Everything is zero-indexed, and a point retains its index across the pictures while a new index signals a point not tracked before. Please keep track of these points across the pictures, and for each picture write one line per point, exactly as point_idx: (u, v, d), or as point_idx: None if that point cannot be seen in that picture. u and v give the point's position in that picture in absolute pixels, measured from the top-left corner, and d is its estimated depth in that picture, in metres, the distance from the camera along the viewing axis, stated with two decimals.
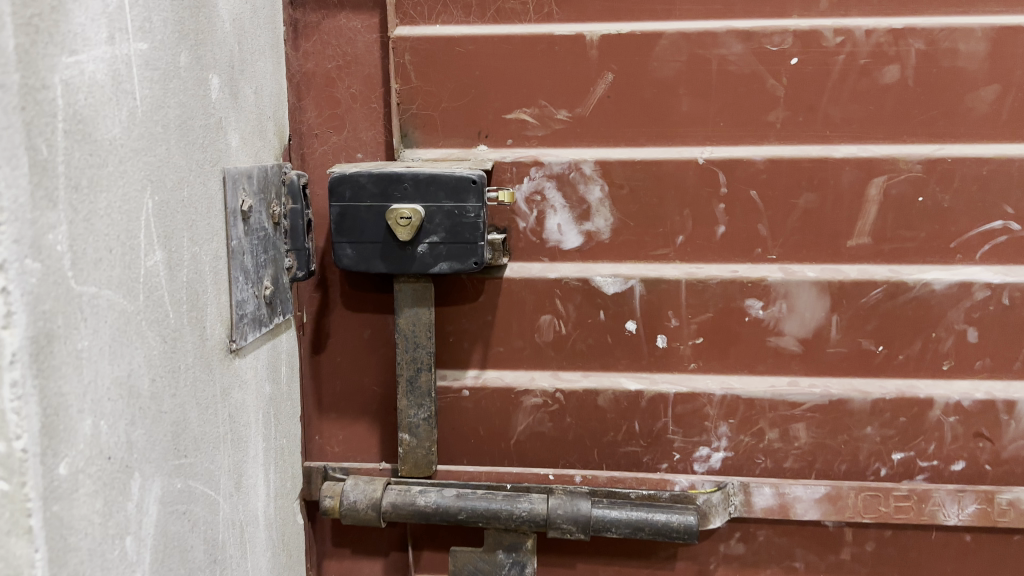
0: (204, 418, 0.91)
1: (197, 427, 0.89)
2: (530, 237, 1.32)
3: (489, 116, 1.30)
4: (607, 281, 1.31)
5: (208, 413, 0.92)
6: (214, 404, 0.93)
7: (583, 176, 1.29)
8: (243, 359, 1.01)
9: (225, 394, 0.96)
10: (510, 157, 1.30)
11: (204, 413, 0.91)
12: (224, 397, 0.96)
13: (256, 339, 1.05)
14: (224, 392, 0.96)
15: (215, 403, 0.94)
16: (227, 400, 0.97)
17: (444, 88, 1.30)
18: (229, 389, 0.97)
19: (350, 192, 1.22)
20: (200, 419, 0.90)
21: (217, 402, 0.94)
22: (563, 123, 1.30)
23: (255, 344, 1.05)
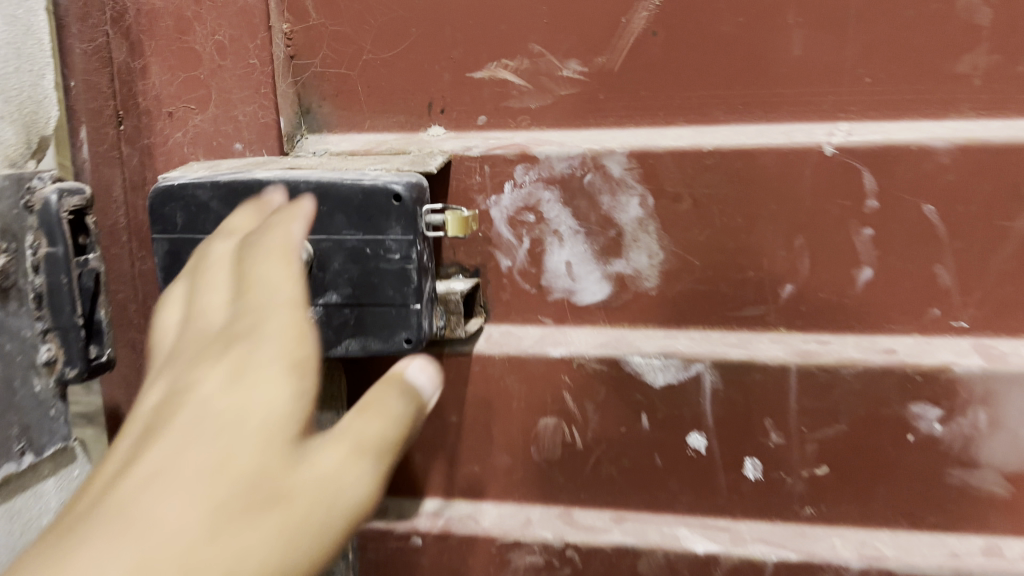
0: (188, 455, 0.36)
1: (219, 484, 0.35)
2: (522, 283, 0.77)
3: (445, 76, 0.76)
4: (652, 364, 0.73)
5: (179, 458, 0.36)
6: (182, 449, 0.36)
7: (607, 180, 0.72)
8: (190, 347, 0.43)
9: (100, 472, 0.37)
10: (480, 148, 0.74)
11: (100, 566, 0.32)
12: (93, 471, 0.38)
13: (203, 282, 0.48)
14: (175, 447, 0.36)
15: (120, 483, 0.35)
16: (155, 400, 0.40)
17: (366, 27, 0.76)
18: (144, 419, 0.39)
19: (184, 216, 0.69)
20: (173, 566, 0.32)
21: (177, 443, 0.36)
22: (572, 86, 0.73)
23: (209, 250, 0.52)
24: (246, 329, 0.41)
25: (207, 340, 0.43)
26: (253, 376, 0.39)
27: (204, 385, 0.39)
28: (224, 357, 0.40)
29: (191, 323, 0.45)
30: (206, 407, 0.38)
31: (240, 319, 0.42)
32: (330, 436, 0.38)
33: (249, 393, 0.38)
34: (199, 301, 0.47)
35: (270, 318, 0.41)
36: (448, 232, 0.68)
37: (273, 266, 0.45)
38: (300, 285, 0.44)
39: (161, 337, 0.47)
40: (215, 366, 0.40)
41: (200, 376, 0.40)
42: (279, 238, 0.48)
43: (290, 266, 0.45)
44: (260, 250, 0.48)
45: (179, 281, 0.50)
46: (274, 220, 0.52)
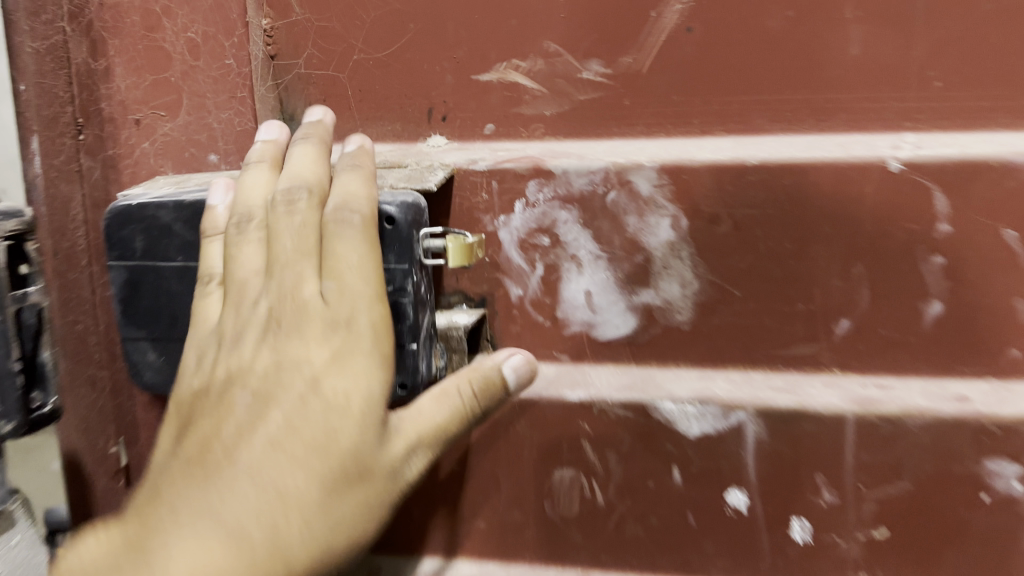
0: (318, 421, 0.48)
1: (321, 459, 0.47)
2: (534, 316, 0.67)
3: (447, 78, 0.66)
4: (686, 412, 0.64)
5: (313, 424, 0.48)
6: (300, 419, 0.48)
7: (634, 199, 0.62)
8: (292, 316, 0.52)
9: (228, 416, 0.50)
10: (487, 161, 0.64)
11: (272, 479, 0.47)
12: (220, 407, 0.51)
13: (291, 261, 0.53)
14: (288, 425, 0.48)
15: (251, 437, 0.48)
16: (263, 369, 0.51)
17: (357, 23, 0.67)
18: (256, 380, 0.51)
19: (144, 241, 0.60)
20: (302, 506, 0.47)
21: (289, 411, 0.49)
22: (592, 90, 0.63)
23: (286, 220, 0.54)
24: (344, 333, 0.50)
25: (302, 326, 0.51)
26: (349, 373, 0.49)
27: (313, 369, 0.50)
28: (329, 348, 0.50)
29: (276, 308, 0.52)
30: (312, 389, 0.49)
31: (339, 319, 0.50)
32: (414, 430, 0.51)
33: (352, 387, 0.49)
34: (290, 279, 0.52)
35: (359, 339, 0.50)
36: (452, 260, 0.56)
37: (358, 283, 0.51)
38: (383, 311, 0.51)
39: (246, 295, 0.54)
40: (319, 356, 0.50)
41: (306, 360, 0.50)
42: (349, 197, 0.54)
43: (367, 290, 0.51)
44: (351, 239, 0.52)
45: (253, 239, 0.55)
46: (354, 203, 0.53)
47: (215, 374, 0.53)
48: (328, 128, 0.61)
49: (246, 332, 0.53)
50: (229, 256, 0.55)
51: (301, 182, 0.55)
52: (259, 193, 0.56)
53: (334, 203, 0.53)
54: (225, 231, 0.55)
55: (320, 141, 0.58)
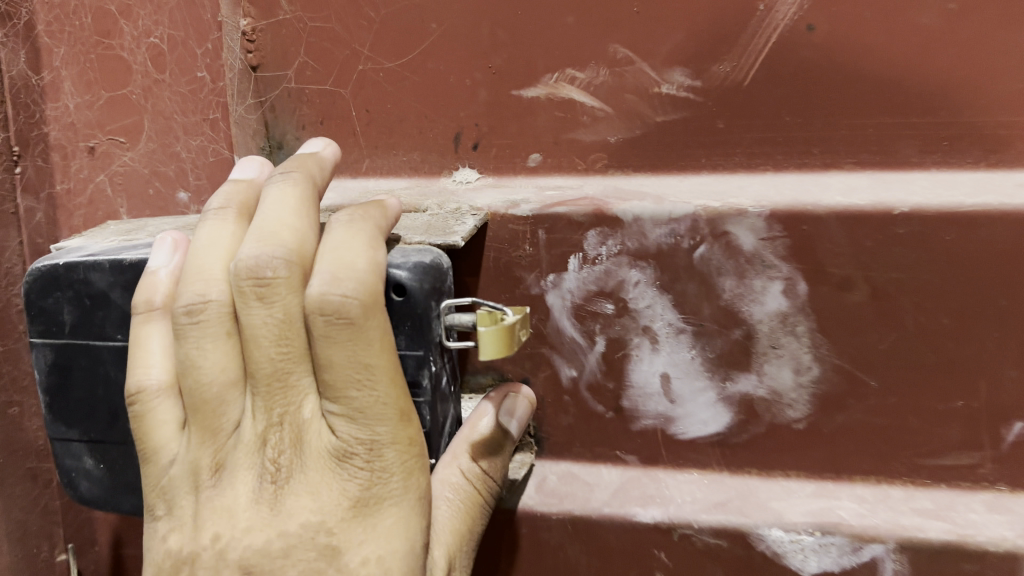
0: None
1: None
2: (592, 403, 0.51)
3: (480, 93, 0.50)
4: (802, 544, 0.48)
5: None
6: None
7: (732, 256, 0.46)
8: (286, 453, 0.38)
9: None
10: (533, 203, 0.49)
11: None
12: None
13: (276, 372, 0.37)
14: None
15: None
16: (258, 532, 0.37)
17: (363, 23, 0.52)
18: (241, 549, 0.37)
19: (73, 313, 0.45)
20: None
21: None
22: (672, 109, 0.47)
23: (261, 311, 0.37)
24: (365, 476, 0.37)
25: (308, 467, 0.37)
26: (381, 534, 0.37)
27: (330, 531, 0.37)
28: (346, 497, 0.37)
29: (267, 439, 0.38)
30: (334, 561, 0.37)
31: (353, 455, 0.37)
32: (440, 547, 0.41)
33: (386, 550, 0.37)
34: (284, 399, 0.38)
35: (388, 485, 0.38)
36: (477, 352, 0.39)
37: (376, 404, 0.37)
38: (414, 435, 0.38)
39: (222, 416, 0.39)
40: (335, 511, 0.37)
41: (318, 518, 0.37)
42: (343, 269, 0.36)
43: (390, 413, 0.37)
44: (354, 341, 0.36)
45: (218, 336, 0.38)
46: (348, 281, 0.36)
47: (196, 537, 0.39)
48: (324, 163, 0.44)
49: (230, 473, 0.38)
50: (185, 361, 0.39)
51: (270, 246, 0.37)
52: (209, 259, 0.39)
53: (318, 280, 0.36)
54: (174, 320, 0.39)
55: (306, 180, 0.41)
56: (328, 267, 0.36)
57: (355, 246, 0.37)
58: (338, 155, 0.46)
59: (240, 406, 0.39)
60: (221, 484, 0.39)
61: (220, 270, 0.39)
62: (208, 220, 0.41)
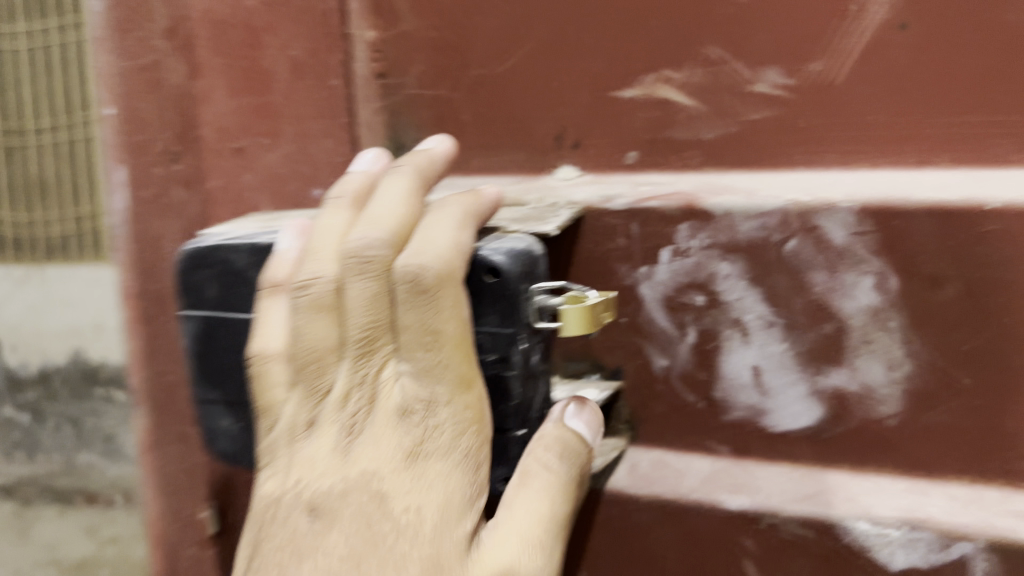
0: (390, 555, 0.38)
1: None
2: (685, 393, 0.53)
3: (580, 95, 0.54)
4: (889, 539, 0.47)
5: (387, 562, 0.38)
6: (367, 552, 0.38)
7: (822, 250, 0.47)
8: (365, 410, 0.42)
9: (286, 543, 0.40)
10: (627, 198, 0.51)
11: None
12: (279, 528, 0.41)
13: (364, 336, 0.42)
14: (353, 557, 0.38)
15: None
16: (329, 475, 0.41)
17: (475, 32, 0.56)
18: (310, 491, 0.41)
19: (218, 288, 0.51)
20: None
21: (354, 540, 0.39)
22: (766, 107, 0.49)
23: (357, 283, 0.42)
24: (419, 431, 0.40)
25: (377, 421, 0.41)
26: (425, 487, 0.39)
27: (382, 478, 0.40)
28: (403, 449, 0.40)
29: (351, 396, 0.42)
30: (381, 506, 0.39)
31: (413, 412, 0.40)
32: (514, 538, 0.39)
33: (427, 503, 0.39)
34: (367, 361, 0.42)
35: (439, 442, 0.40)
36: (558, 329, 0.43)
37: (438, 366, 0.40)
38: (475, 403, 0.40)
39: (320, 378, 0.44)
40: (390, 461, 0.40)
41: (375, 467, 0.40)
42: (427, 247, 0.41)
43: (450, 375, 0.40)
44: (424, 308, 0.40)
45: (322, 307, 0.43)
46: (427, 256, 0.40)
47: (282, 481, 0.43)
48: (436, 157, 0.47)
49: (318, 427, 0.43)
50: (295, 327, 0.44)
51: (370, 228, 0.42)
52: (322, 239, 0.44)
53: (405, 255, 0.41)
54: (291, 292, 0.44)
55: (414, 173, 0.45)
56: (417, 246, 0.41)
57: (440, 228, 0.41)
58: (456, 150, 0.50)
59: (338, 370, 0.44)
60: (311, 437, 0.43)
61: (333, 251, 0.44)
62: (329, 205, 0.46)
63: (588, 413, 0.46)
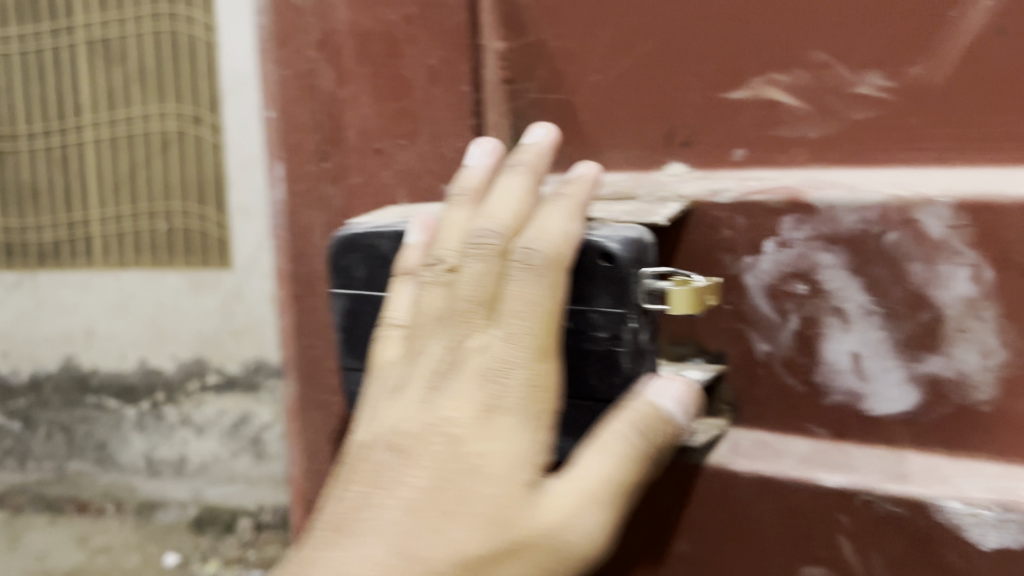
0: (478, 489, 0.41)
1: (467, 530, 0.40)
2: (786, 376, 0.56)
3: (691, 98, 0.58)
4: (981, 518, 0.49)
5: (470, 492, 0.41)
6: (442, 486, 0.41)
7: (921, 242, 0.50)
8: (449, 367, 0.46)
9: (366, 477, 0.44)
10: (732, 192, 0.55)
11: (417, 549, 0.40)
12: (360, 466, 0.45)
13: (462, 306, 0.46)
14: (430, 489, 0.41)
15: (384, 504, 0.42)
16: (412, 422, 0.45)
17: (595, 40, 0.61)
18: (395, 436, 0.45)
19: (364, 270, 0.58)
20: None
21: (430, 475, 0.42)
22: (869, 107, 0.53)
23: (471, 261, 0.47)
24: (496, 388, 0.44)
25: (458, 378, 0.45)
26: (499, 436, 0.43)
27: (459, 425, 0.43)
28: (479, 402, 0.44)
29: (440, 357, 0.46)
30: (457, 448, 0.43)
31: (495, 371, 0.44)
32: (576, 491, 0.43)
33: (502, 449, 0.43)
34: (461, 327, 0.46)
35: (514, 399, 0.44)
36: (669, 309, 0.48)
37: (524, 334, 0.45)
38: (546, 372, 0.45)
39: (417, 344, 0.48)
40: (469, 412, 0.44)
41: (453, 416, 0.44)
42: (540, 234, 0.46)
43: (531, 344, 0.45)
44: (532, 281, 0.45)
45: (435, 283, 0.49)
46: (544, 240, 0.46)
47: (369, 429, 0.47)
48: (543, 149, 0.52)
49: (406, 383, 0.47)
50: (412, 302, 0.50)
51: (489, 219, 0.48)
52: (448, 227, 0.50)
53: (523, 238, 0.47)
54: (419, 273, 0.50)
55: (528, 169, 0.50)
56: (532, 232, 0.47)
57: (553, 220, 0.47)
58: (557, 137, 0.54)
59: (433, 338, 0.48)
60: (401, 392, 0.47)
61: (456, 237, 0.50)
62: (453, 201, 0.52)
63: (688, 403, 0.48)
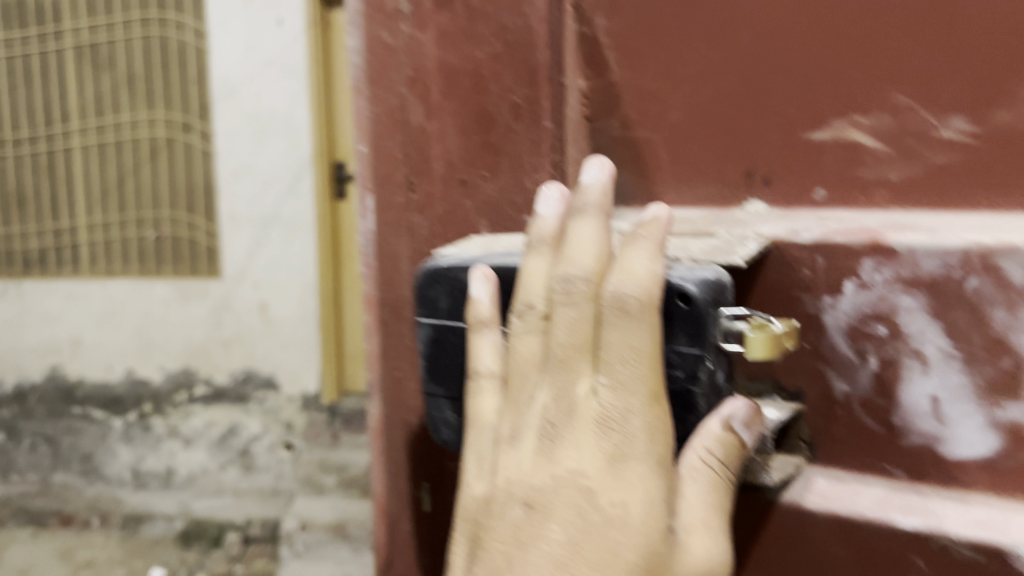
0: (609, 542, 0.45)
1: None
2: (864, 417, 0.57)
3: (771, 138, 0.59)
4: None
5: (605, 545, 0.45)
6: (581, 537, 0.46)
7: (1003, 289, 0.49)
8: (564, 416, 0.49)
9: (511, 531, 0.49)
10: (812, 232, 0.56)
11: None
12: (501, 519, 0.50)
13: (565, 355, 0.50)
14: (570, 542, 0.46)
15: (532, 557, 0.47)
16: (538, 472, 0.49)
17: (676, 80, 0.63)
18: (525, 489, 0.49)
19: (448, 302, 0.61)
20: None
21: (569, 529, 0.46)
22: (951, 151, 0.53)
23: (565, 310, 0.50)
24: (617, 437, 0.47)
25: (576, 427, 0.49)
26: (627, 485, 0.47)
27: (587, 476, 0.47)
28: (603, 453, 0.47)
29: (551, 406, 0.50)
30: (591, 500, 0.47)
31: (611, 420, 0.48)
32: (687, 523, 0.48)
33: (630, 500, 0.46)
34: (568, 376, 0.50)
35: (636, 445, 0.47)
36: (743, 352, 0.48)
37: (635, 380, 0.47)
38: (661, 413, 0.47)
39: (526, 391, 0.52)
40: (595, 462, 0.48)
41: (579, 466, 0.48)
42: (626, 281, 0.47)
43: (643, 390, 0.47)
44: (631, 328, 0.47)
45: (535, 329, 0.52)
46: (633, 286, 0.47)
47: (495, 481, 0.52)
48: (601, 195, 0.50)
49: (522, 435, 0.51)
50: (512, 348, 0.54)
51: (573, 266, 0.50)
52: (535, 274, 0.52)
53: (612, 282, 0.48)
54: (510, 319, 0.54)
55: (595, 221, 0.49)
56: (619, 276, 0.48)
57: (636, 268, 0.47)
58: (610, 163, 0.51)
59: (536, 380, 0.52)
60: (521, 442, 0.51)
61: (542, 282, 0.52)
62: (531, 251, 0.52)
63: (755, 416, 0.49)
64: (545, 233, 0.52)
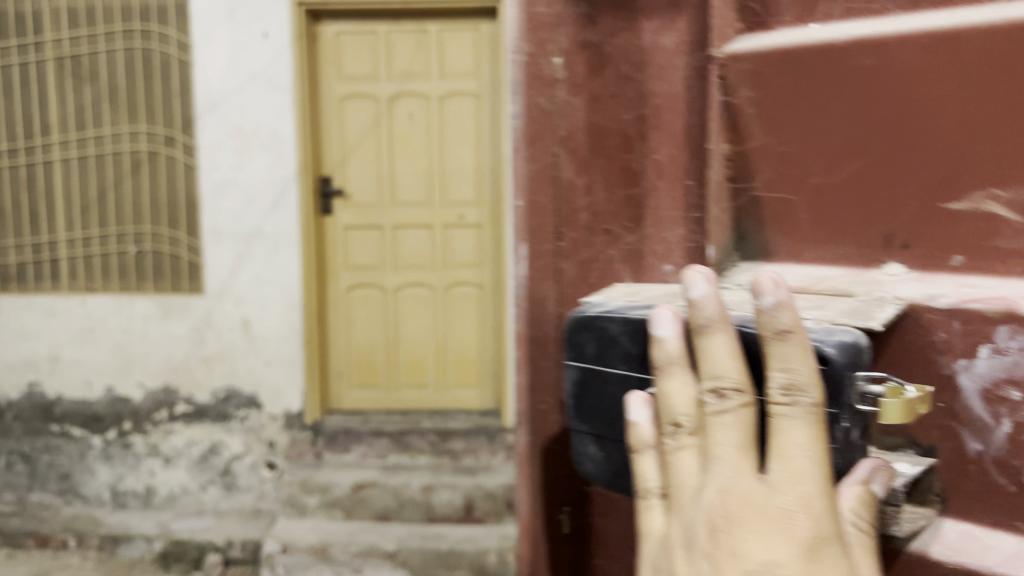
0: None
1: None
2: (994, 475, 0.59)
3: (911, 205, 0.62)
4: None
5: None
6: None
7: None
8: (741, 515, 0.52)
9: None
10: (948, 298, 0.59)
11: None
12: None
13: (733, 455, 0.53)
14: None
15: None
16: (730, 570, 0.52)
17: (817, 147, 0.66)
18: None
19: (595, 348, 0.66)
20: None
21: None
22: None
23: (728, 415, 0.53)
24: (801, 522, 0.51)
25: (757, 522, 0.52)
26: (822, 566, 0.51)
27: (784, 564, 0.50)
28: (793, 541, 0.51)
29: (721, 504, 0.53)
30: None
31: (793, 511, 0.51)
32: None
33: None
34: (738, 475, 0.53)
35: (817, 524, 0.51)
36: (880, 414, 0.53)
37: (810, 467, 0.51)
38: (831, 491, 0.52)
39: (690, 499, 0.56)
40: (786, 550, 0.51)
41: (772, 557, 0.51)
42: (790, 378, 0.51)
43: (818, 474, 0.51)
44: (804, 428, 0.51)
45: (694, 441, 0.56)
46: (800, 376, 0.51)
47: None
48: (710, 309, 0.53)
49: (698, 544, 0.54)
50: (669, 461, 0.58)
51: (721, 377, 0.53)
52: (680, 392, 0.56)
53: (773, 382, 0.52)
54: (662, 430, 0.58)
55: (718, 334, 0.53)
56: (778, 372, 0.51)
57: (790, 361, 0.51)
58: (706, 272, 0.54)
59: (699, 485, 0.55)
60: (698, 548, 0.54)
61: (690, 398, 0.56)
62: (666, 375, 0.56)
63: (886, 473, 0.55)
64: (675, 356, 0.56)
